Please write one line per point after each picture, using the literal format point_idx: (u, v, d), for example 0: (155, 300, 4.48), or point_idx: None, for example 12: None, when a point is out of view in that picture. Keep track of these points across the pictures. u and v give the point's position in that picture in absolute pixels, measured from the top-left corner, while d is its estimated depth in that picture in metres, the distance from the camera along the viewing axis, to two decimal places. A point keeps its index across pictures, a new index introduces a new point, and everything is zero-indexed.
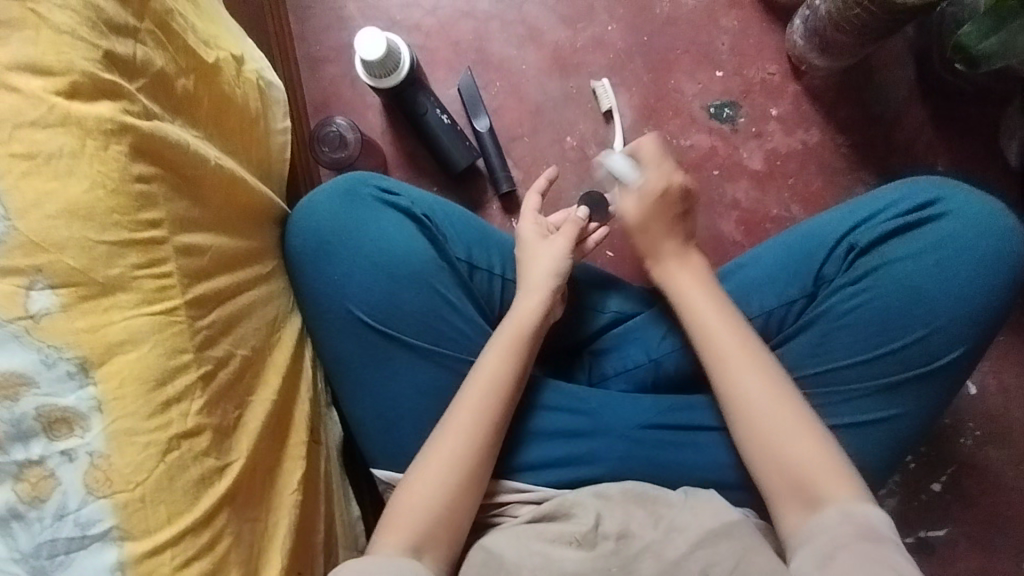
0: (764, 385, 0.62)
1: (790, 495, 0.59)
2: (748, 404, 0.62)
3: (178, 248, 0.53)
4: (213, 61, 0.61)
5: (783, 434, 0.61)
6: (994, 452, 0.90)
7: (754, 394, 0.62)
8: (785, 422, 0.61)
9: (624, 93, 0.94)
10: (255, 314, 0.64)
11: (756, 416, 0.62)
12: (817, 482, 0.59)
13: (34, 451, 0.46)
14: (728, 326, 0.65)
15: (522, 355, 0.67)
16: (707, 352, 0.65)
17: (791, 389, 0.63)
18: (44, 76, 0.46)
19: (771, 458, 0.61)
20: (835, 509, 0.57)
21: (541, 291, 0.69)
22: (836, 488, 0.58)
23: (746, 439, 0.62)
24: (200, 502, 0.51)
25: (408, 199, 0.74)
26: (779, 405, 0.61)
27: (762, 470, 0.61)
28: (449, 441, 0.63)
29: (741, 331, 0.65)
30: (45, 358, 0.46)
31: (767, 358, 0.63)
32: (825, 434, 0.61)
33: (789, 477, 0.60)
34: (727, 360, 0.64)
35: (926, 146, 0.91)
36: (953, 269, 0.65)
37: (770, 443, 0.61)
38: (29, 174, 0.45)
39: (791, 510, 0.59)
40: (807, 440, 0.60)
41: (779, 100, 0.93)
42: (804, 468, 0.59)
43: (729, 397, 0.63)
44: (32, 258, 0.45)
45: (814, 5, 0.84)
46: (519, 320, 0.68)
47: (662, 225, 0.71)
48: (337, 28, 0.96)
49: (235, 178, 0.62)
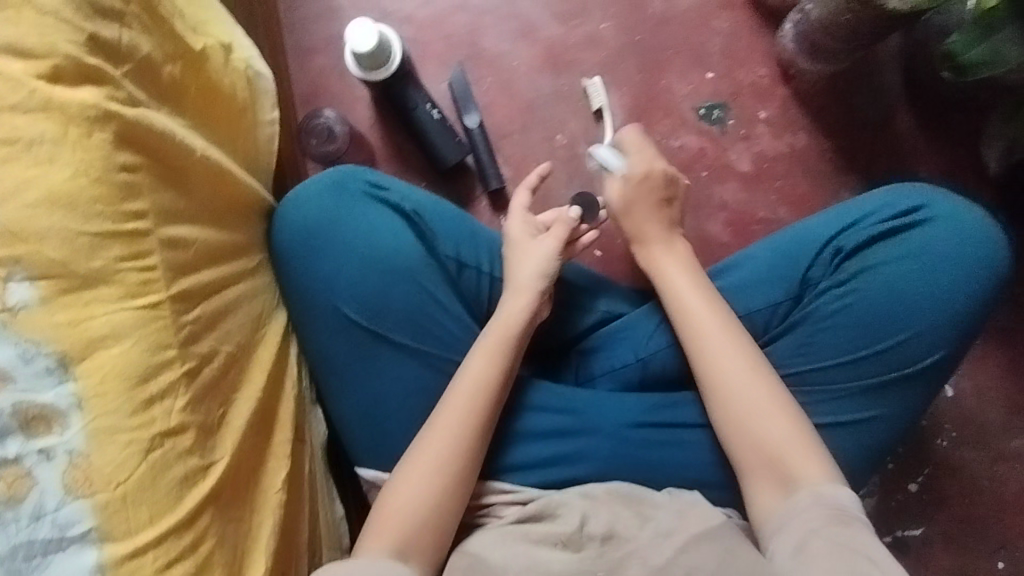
0: (739, 366, 0.63)
1: (766, 479, 0.60)
2: (722, 384, 0.63)
3: (163, 241, 0.51)
4: (201, 49, 0.60)
5: (756, 414, 0.61)
6: (969, 453, 0.93)
7: (731, 377, 0.63)
8: (758, 402, 0.62)
9: (615, 93, 0.94)
10: (241, 309, 0.62)
11: (733, 399, 0.62)
12: (790, 464, 0.59)
13: (10, 449, 0.44)
14: (707, 306, 0.65)
15: (509, 354, 0.66)
16: (686, 336, 0.65)
17: (765, 368, 0.63)
18: (25, 59, 0.45)
19: (745, 438, 0.62)
20: (806, 491, 0.58)
21: (528, 290, 0.69)
22: (809, 470, 0.59)
23: (722, 422, 0.63)
24: (183, 502, 0.50)
25: (397, 195, 0.72)
26: (755, 389, 0.62)
27: (738, 454, 0.62)
28: (438, 439, 0.63)
29: (721, 312, 0.65)
30: (22, 353, 0.44)
31: (747, 343, 0.64)
32: (798, 414, 0.62)
33: (765, 460, 0.60)
34: (705, 341, 0.64)
35: (910, 151, 0.92)
36: (936, 275, 0.66)
37: (745, 425, 0.62)
38: (8, 161, 0.44)
39: (766, 493, 0.60)
40: (782, 424, 0.61)
41: (768, 103, 0.93)
42: (779, 451, 0.60)
43: (708, 380, 0.64)
44: (10, 249, 0.44)
45: (805, 10, 0.84)
46: (506, 319, 0.67)
47: (646, 212, 0.73)
48: (326, 18, 0.94)
49: (223, 169, 0.60)
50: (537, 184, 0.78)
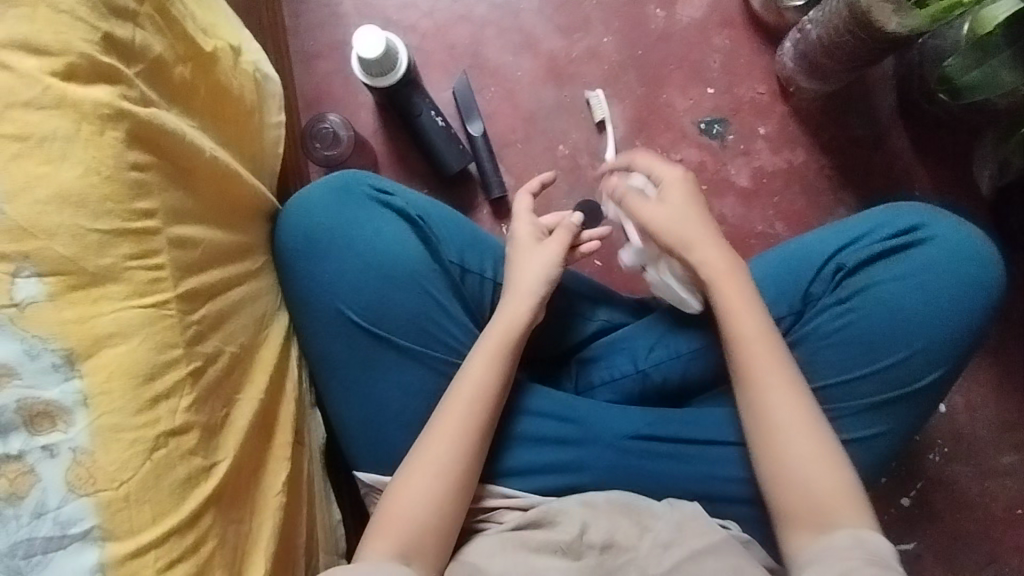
0: (786, 400, 0.62)
1: (803, 517, 0.59)
2: (767, 416, 0.62)
3: (171, 240, 0.51)
4: (212, 51, 0.60)
5: (799, 451, 0.61)
6: (959, 468, 0.94)
7: (779, 411, 0.62)
8: (802, 438, 0.61)
9: (617, 105, 0.95)
10: (244, 310, 0.62)
11: (777, 432, 0.62)
12: (830, 505, 0.59)
13: (13, 446, 0.44)
14: (760, 334, 0.64)
15: (507, 359, 0.66)
16: (737, 363, 0.64)
17: (811, 404, 0.62)
18: (40, 56, 0.45)
19: (785, 474, 0.61)
20: (844, 533, 0.57)
21: (526, 296, 0.69)
22: (847, 513, 0.58)
23: (763, 456, 0.62)
24: (186, 502, 0.49)
25: (403, 200, 0.73)
26: (802, 427, 0.61)
27: (776, 489, 0.61)
28: (439, 443, 0.63)
29: (774, 342, 0.64)
30: (28, 349, 0.44)
31: (796, 377, 0.63)
32: (840, 455, 0.61)
33: (804, 499, 0.60)
34: (755, 370, 0.63)
35: (905, 170, 0.94)
36: (935, 294, 0.67)
37: (786, 461, 0.61)
38: (19, 157, 0.44)
39: (800, 532, 0.59)
40: (826, 464, 0.60)
41: (767, 119, 0.95)
42: (820, 492, 0.59)
43: (755, 411, 0.63)
44: (19, 244, 0.44)
45: (804, 30, 0.86)
46: (506, 323, 0.67)
47: (700, 223, 0.68)
48: (331, 24, 0.95)
49: (230, 170, 0.60)
50: (539, 189, 0.78)
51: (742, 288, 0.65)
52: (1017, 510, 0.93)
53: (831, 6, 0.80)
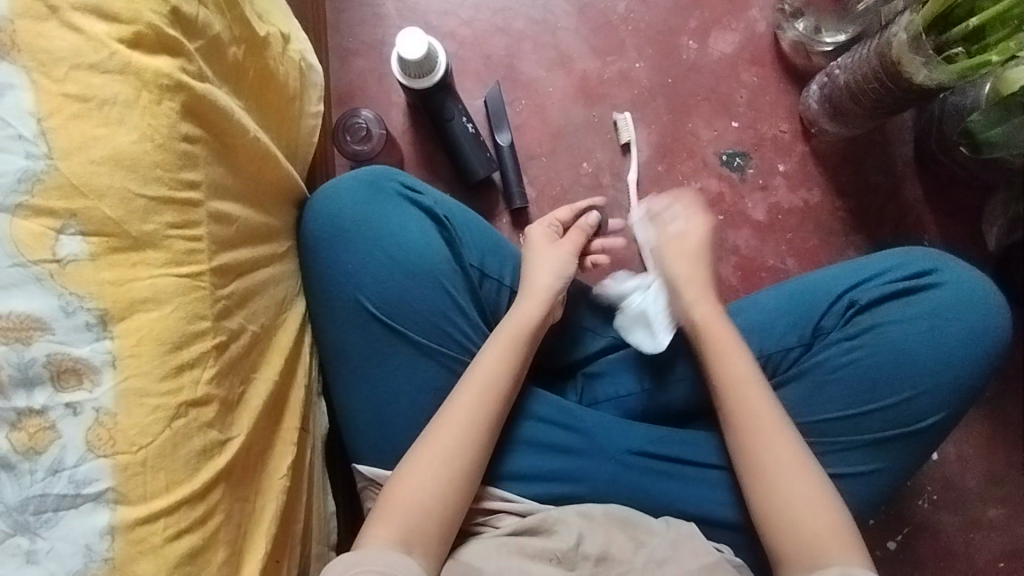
0: (776, 437, 0.63)
1: (798, 555, 0.60)
2: (756, 452, 0.63)
3: (211, 214, 0.52)
4: (264, 35, 0.61)
5: (787, 487, 0.62)
6: (946, 516, 0.95)
7: (771, 450, 0.63)
8: (792, 474, 0.62)
9: (643, 130, 0.97)
10: (267, 291, 0.63)
11: (767, 468, 0.63)
12: (824, 543, 0.59)
13: (37, 400, 0.44)
14: (749, 371, 0.66)
15: (518, 352, 0.67)
16: (727, 404, 0.65)
17: (801, 444, 0.64)
18: (108, 21, 0.46)
19: (775, 511, 0.62)
20: (835, 570, 0.57)
21: (543, 294, 0.70)
22: (841, 551, 0.59)
23: (756, 494, 0.63)
24: (199, 473, 0.50)
25: (431, 199, 0.74)
26: (795, 465, 0.62)
27: (771, 528, 0.61)
28: (439, 443, 0.63)
29: (761, 381, 0.66)
30: (64, 305, 0.44)
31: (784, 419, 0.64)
32: (831, 492, 0.62)
33: (798, 537, 0.60)
34: (744, 407, 0.65)
35: (917, 218, 0.96)
36: (943, 338, 0.68)
37: (776, 497, 0.62)
38: (78, 116, 0.45)
39: (796, 571, 0.59)
40: (818, 502, 0.61)
41: (787, 157, 0.97)
42: (812, 526, 0.60)
43: (747, 449, 0.64)
44: (68, 202, 0.44)
45: (833, 74, 0.88)
46: (515, 325, 0.68)
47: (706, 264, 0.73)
48: (372, 24, 0.97)
49: (269, 152, 0.61)
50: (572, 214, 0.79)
51: (729, 328, 0.68)
52: (1000, 562, 0.94)
53: (861, 54, 0.83)
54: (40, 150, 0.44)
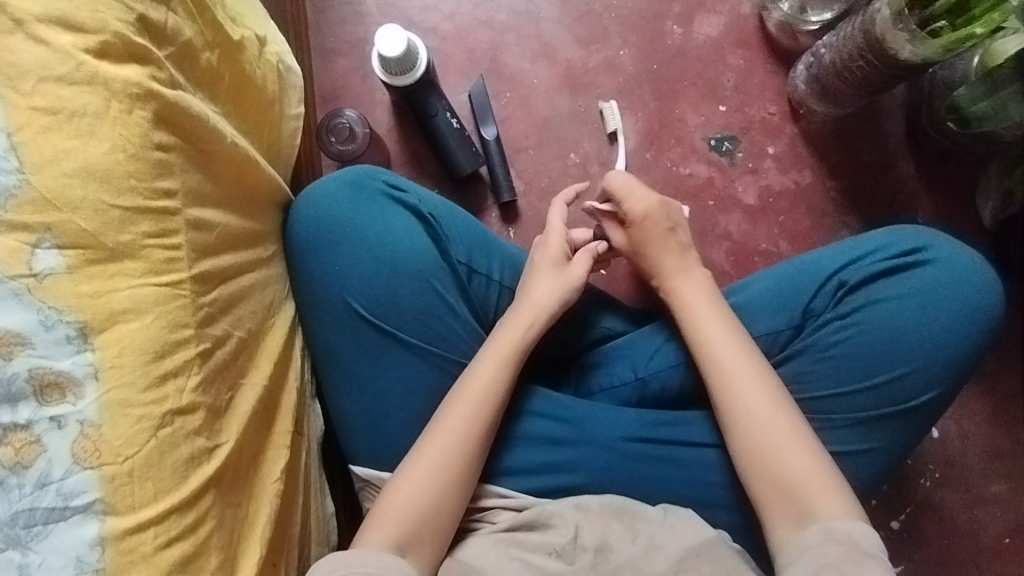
0: (761, 400, 0.63)
1: (781, 509, 0.61)
2: (741, 416, 0.63)
3: (189, 221, 0.52)
4: (239, 39, 0.61)
5: (773, 449, 0.62)
6: (949, 494, 0.95)
7: (753, 408, 0.63)
8: (778, 436, 0.62)
9: (630, 118, 0.96)
10: (253, 296, 0.63)
11: (753, 432, 0.63)
12: (808, 496, 0.60)
13: (22, 415, 0.44)
14: (730, 336, 0.66)
15: (516, 364, 0.67)
16: (709, 370, 0.66)
17: (791, 407, 0.64)
18: (75, 32, 0.45)
19: (764, 473, 0.62)
20: (818, 527, 0.58)
21: (535, 311, 0.69)
22: (825, 503, 0.59)
23: (738, 450, 0.64)
24: (188, 481, 0.50)
25: (415, 197, 0.74)
26: (778, 422, 0.62)
27: (755, 484, 0.62)
28: (435, 448, 0.63)
29: (745, 345, 0.66)
30: (44, 320, 0.44)
31: (768, 376, 0.64)
32: (821, 453, 0.62)
33: (781, 492, 0.61)
34: (727, 372, 0.65)
35: (910, 196, 0.95)
36: (935, 314, 0.68)
37: (764, 459, 0.62)
38: (47, 129, 0.44)
39: (781, 524, 0.60)
40: (803, 457, 0.61)
41: (777, 140, 0.96)
42: (798, 484, 0.60)
43: (731, 411, 0.64)
44: (43, 216, 0.44)
45: (819, 53, 0.87)
46: (509, 334, 0.68)
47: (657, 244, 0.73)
48: (352, 22, 0.96)
49: (248, 158, 0.61)
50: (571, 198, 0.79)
51: (710, 301, 0.69)
52: (1004, 538, 0.94)
53: (846, 32, 0.82)
54: (11, 164, 0.43)
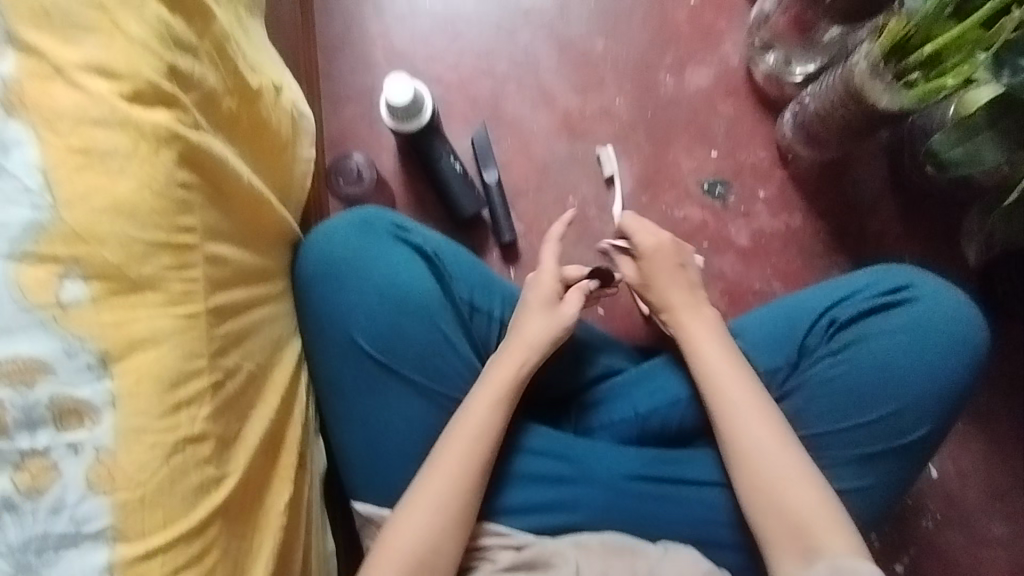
0: (766, 435, 0.65)
1: (787, 543, 0.62)
2: (747, 451, 0.65)
3: (206, 256, 0.54)
4: (257, 87, 0.65)
5: (780, 484, 0.63)
6: (951, 534, 0.95)
7: (758, 446, 0.65)
8: (784, 470, 0.64)
9: (626, 163, 1.00)
10: (263, 330, 0.65)
11: (759, 468, 0.64)
12: (814, 531, 0.61)
13: (39, 441, 0.46)
14: (735, 369, 0.68)
15: (508, 392, 0.68)
16: (715, 406, 0.67)
17: (793, 439, 0.65)
18: (110, 79, 0.49)
19: (770, 508, 0.63)
20: (825, 563, 0.59)
21: (529, 346, 0.70)
22: (832, 540, 0.60)
23: (744, 486, 0.65)
24: (196, 510, 0.51)
25: (419, 237, 0.76)
26: (782, 456, 0.64)
27: (760, 519, 0.64)
28: (430, 489, 0.64)
29: (749, 376, 0.68)
30: (67, 348, 0.46)
31: (773, 410, 0.66)
32: (824, 486, 0.64)
33: (786, 526, 0.62)
34: (733, 404, 0.66)
35: (896, 238, 0.98)
36: (924, 350, 0.70)
37: (771, 494, 0.63)
38: (80, 168, 0.47)
39: (788, 559, 0.62)
40: (807, 490, 0.63)
41: (767, 184, 1.00)
42: (803, 519, 0.62)
43: (736, 447, 0.65)
44: (71, 249, 0.47)
45: (804, 103, 0.92)
46: (499, 374, 0.69)
47: (667, 276, 0.75)
48: (361, 72, 1.01)
49: (261, 197, 0.64)
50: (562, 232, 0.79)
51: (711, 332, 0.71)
52: None
53: (828, 82, 0.86)
54: (45, 201, 0.46)
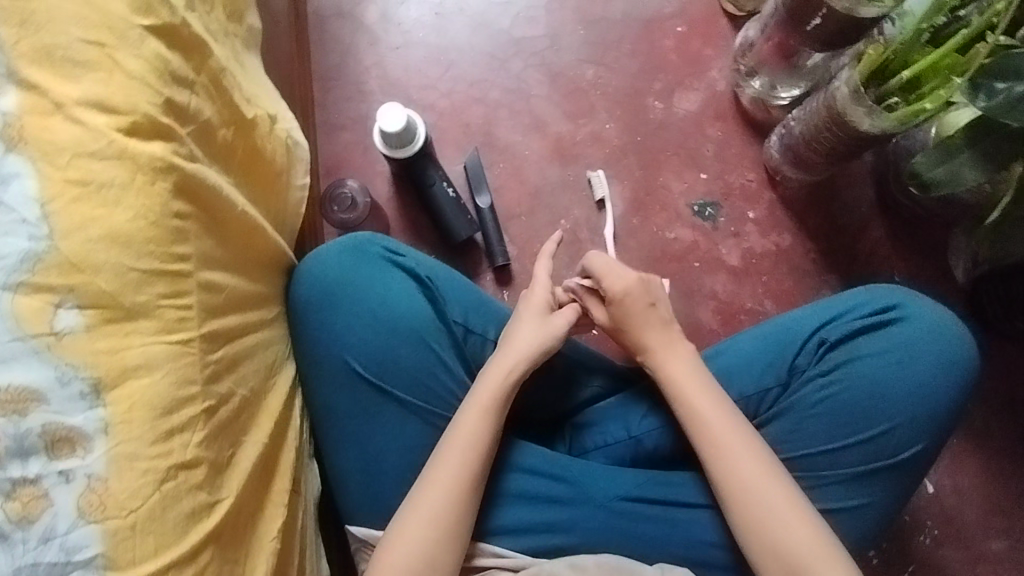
0: (752, 467, 0.65)
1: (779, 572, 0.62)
2: (734, 480, 0.65)
3: (200, 284, 0.55)
4: (252, 117, 0.66)
5: (768, 515, 0.63)
6: (949, 551, 0.94)
7: (742, 478, 0.65)
8: (772, 500, 0.64)
9: (617, 186, 1.02)
10: (257, 355, 0.65)
11: (747, 498, 0.64)
12: (806, 560, 0.61)
13: (31, 469, 0.46)
14: (715, 404, 0.68)
15: (498, 412, 0.68)
16: (700, 440, 0.67)
17: (779, 470, 0.65)
18: (108, 113, 0.50)
19: (761, 538, 0.63)
20: None
21: (516, 356, 0.70)
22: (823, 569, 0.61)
23: (734, 515, 0.65)
24: (189, 536, 0.51)
25: (413, 261, 0.77)
26: (769, 487, 0.64)
27: (753, 541, 0.64)
28: (422, 508, 0.64)
29: (729, 412, 0.67)
30: (60, 375, 0.47)
31: (757, 443, 0.66)
32: (812, 514, 0.64)
33: (777, 555, 0.62)
34: (716, 436, 0.66)
35: (885, 256, 1.00)
36: (913, 369, 0.70)
37: (761, 524, 0.64)
38: (77, 200, 0.48)
39: None
40: (795, 520, 0.63)
41: (757, 205, 1.01)
42: (793, 548, 0.62)
43: (723, 478, 0.65)
44: (66, 278, 0.48)
45: (789, 126, 0.94)
46: (484, 391, 0.68)
47: (638, 319, 0.74)
48: (356, 101, 1.03)
49: (257, 225, 0.65)
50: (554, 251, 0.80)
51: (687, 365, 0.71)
52: None
53: (812, 107, 0.88)
54: (42, 232, 0.47)
